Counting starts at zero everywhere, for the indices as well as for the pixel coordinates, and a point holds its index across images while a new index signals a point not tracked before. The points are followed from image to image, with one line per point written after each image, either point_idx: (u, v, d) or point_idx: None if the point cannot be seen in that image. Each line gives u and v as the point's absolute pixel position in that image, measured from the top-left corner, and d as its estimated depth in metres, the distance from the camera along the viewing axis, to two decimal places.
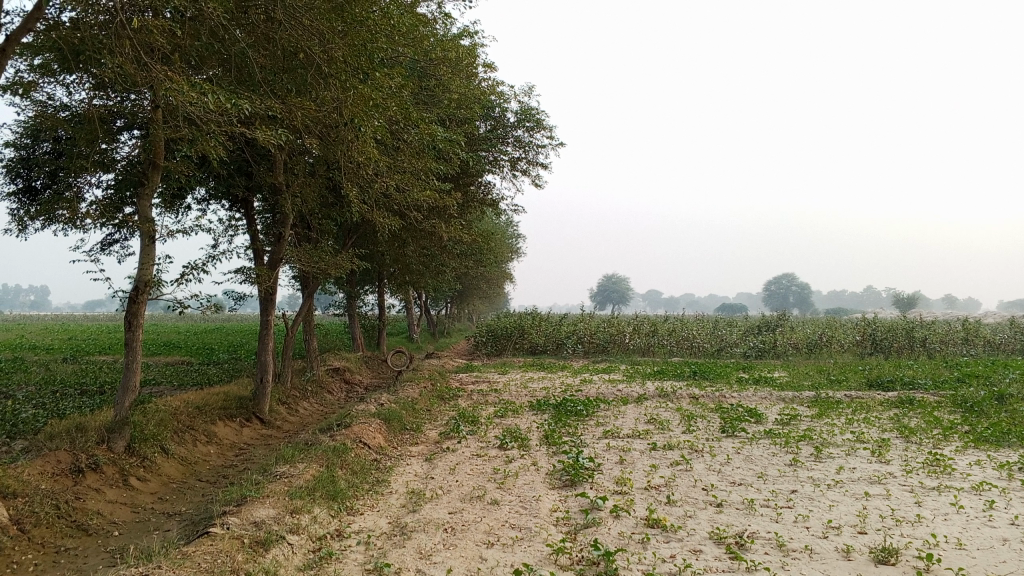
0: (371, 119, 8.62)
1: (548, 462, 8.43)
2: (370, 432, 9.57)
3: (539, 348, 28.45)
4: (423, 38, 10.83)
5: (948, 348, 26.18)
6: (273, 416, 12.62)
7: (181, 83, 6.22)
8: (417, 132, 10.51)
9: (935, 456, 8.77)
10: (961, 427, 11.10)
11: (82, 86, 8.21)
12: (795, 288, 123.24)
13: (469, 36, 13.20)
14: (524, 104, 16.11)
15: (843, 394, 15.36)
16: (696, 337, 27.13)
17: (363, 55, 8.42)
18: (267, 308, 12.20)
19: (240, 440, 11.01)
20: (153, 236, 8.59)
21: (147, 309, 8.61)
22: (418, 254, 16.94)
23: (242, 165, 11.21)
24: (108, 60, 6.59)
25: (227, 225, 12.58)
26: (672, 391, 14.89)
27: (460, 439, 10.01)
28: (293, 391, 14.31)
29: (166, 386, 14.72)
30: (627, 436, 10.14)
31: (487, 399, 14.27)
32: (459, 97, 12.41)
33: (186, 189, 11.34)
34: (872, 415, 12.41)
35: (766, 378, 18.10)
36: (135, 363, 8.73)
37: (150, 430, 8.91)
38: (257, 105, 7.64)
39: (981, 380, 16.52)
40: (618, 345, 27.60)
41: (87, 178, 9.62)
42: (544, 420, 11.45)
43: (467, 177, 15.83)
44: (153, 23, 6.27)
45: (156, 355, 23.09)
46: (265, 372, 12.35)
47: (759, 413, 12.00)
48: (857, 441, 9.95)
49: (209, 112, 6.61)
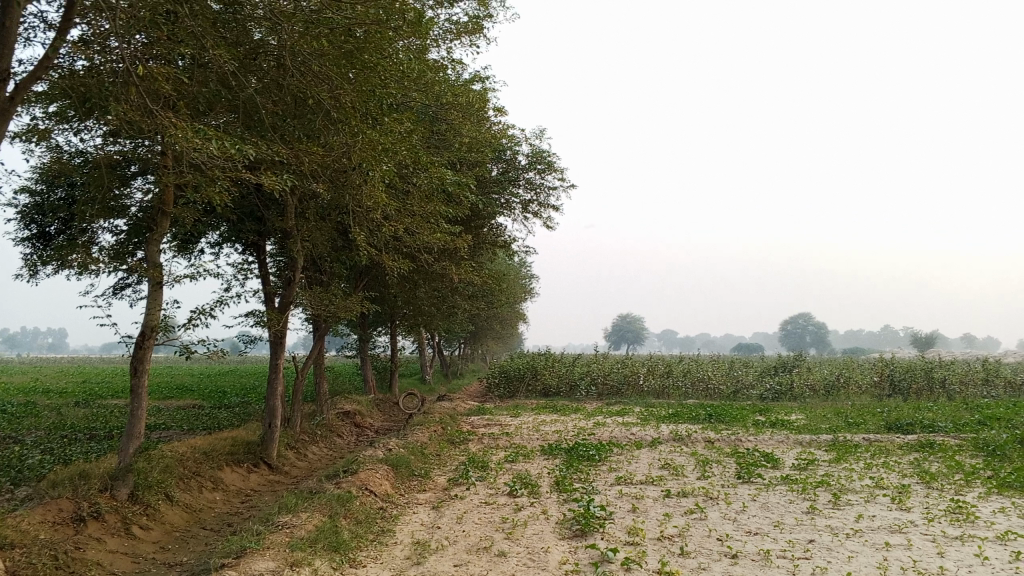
0: (380, 164, 8.62)
1: (559, 511, 8.24)
2: (377, 478, 9.42)
3: (552, 390, 28.19)
4: (433, 83, 10.90)
5: (968, 389, 25.75)
6: (281, 461, 12.47)
7: (187, 130, 6.23)
8: (426, 176, 10.51)
9: (957, 503, 8.51)
10: (984, 472, 10.80)
11: (97, 134, 8.23)
12: (811, 327, 122.31)
13: (479, 81, 13.30)
14: (535, 147, 16.16)
15: (861, 437, 15.04)
16: (711, 378, 26.82)
17: (371, 101, 8.45)
18: (276, 352, 12.13)
19: (247, 486, 10.87)
20: (159, 281, 8.56)
21: (153, 355, 8.56)
22: (430, 296, 16.88)
23: (253, 210, 11.24)
24: (116, 108, 6.62)
25: (239, 269, 12.58)
26: (687, 435, 14.63)
27: (469, 485, 9.83)
28: (302, 435, 14.17)
29: (175, 430, 14.62)
30: (640, 483, 9.92)
31: (497, 443, 14.07)
32: (470, 141, 12.45)
33: (198, 233, 11.35)
34: (891, 459, 12.12)
35: (783, 421, 17.79)
36: (141, 410, 8.65)
37: (154, 477, 8.79)
38: (264, 151, 7.65)
39: (1003, 423, 16.16)
40: (633, 386, 27.32)
41: (99, 223, 9.64)
42: (556, 465, 11.25)
43: (479, 219, 15.83)
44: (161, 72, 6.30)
45: (168, 398, 23.00)
46: (274, 416, 12.24)
47: (776, 457, 11.73)
48: (877, 488, 9.68)
49: (216, 160, 6.61)
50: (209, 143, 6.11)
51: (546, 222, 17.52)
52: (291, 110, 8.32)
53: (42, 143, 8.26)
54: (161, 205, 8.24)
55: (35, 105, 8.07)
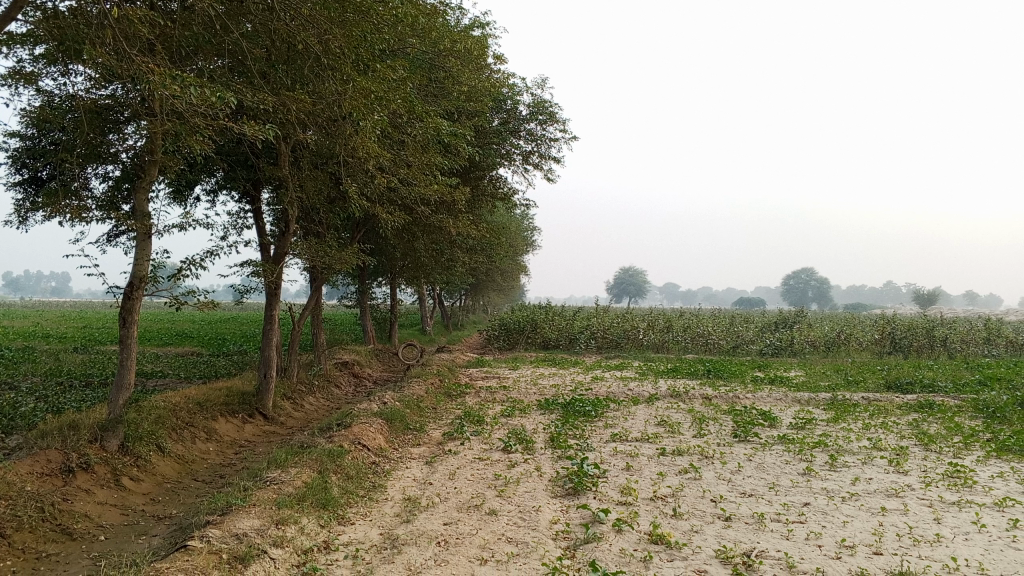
0: (373, 112, 8.34)
1: (552, 468, 8.15)
2: (370, 433, 9.33)
3: (551, 343, 28.16)
4: (431, 29, 10.57)
5: (970, 347, 25.63)
6: (276, 412, 12.41)
7: (167, 74, 5.97)
8: (422, 125, 10.23)
9: (955, 467, 8.41)
10: (983, 434, 10.71)
11: (86, 78, 7.91)
12: (814, 282, 121.98)
13: (479, 27, 12.91)
14: (537, 97, 15.83)
15: (860, 396, 14.96)
16: (711, 334, 26.64)
17: (364, 46, 8.15)
18: (271, 303, 11.96)
19: (241, 437, 10.80)
20: (148, 229, 8.36)
21: (142, 305, 8.41)
22: (428, 248, 16.69)
23: (246, 158, 10.98)
24: (94, 51, 6.35)
25: (235, 218, 12.36)
26: (684, 391, 14.56)
27: (463, 440, 9.76)
28: (298, 385, 14.10)
29: (172, 379, 14.58)
30: (635, 440, 9.83)
31: (494, 397, 14.02)
32: (469, 89, 12.13)
33: (192, 180, 11.12)
34: (889, 419, 12.03)
35: (781, 377, 17.73)
36: (131, 361, 8.53)
37: (145, 428, 8.70)
38: (250, 98, 7.39)
39: (1003, 383, 16.04)
40: (632, 340, 27.21)
41: (89, 170, 9.37)
42: (552, 420, 11.17)
43: (479, 170, 15.56)
44: (138, 12, 6.03)
45: (167, 345, 22.94)
46: (269, 367, 12.14)
47: (773, 416, 11.62)
48: (874, 449, 9.60)
49: (200, 108, 6.37)
50: (190, 88, 5.86)
51: (546, 174, 17.27)
52: (279, 51, 8.03)
53: (28, 86, 7.94)
54: (148, 153, 8.02)
55: (20, 46, 7.73)
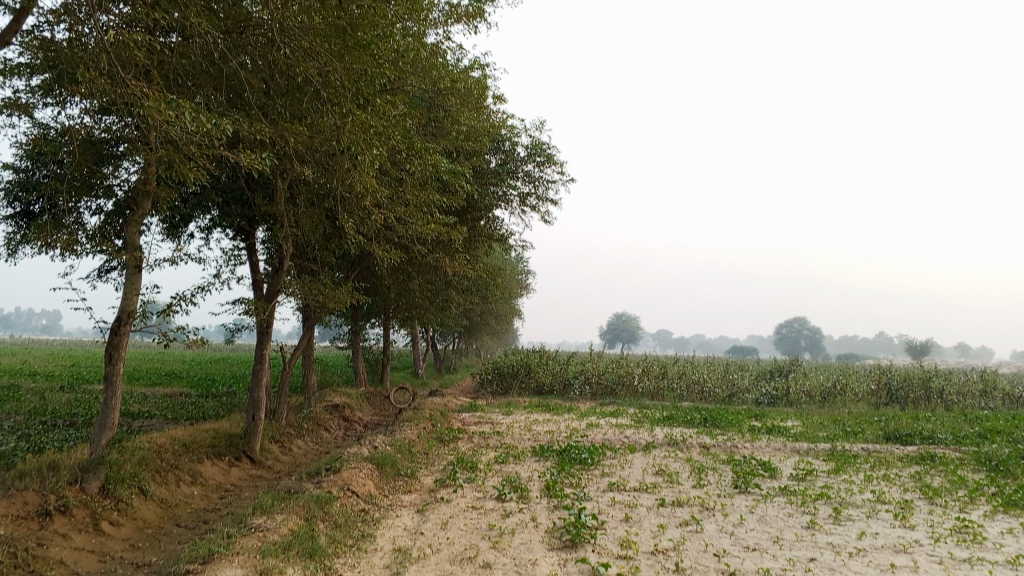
0: (371, 148, 8.25)
1: (548, 518, 7.88)
2: (360, 478, 9.06)
3: (545, 388, 27.89)
4: (431, 68, 10.55)
5: (966, 400, 25.40)
6: (264, 455, 12.08)
7: (158, 101, 5.82)
8: (420, 163, 10.15)
9: (963, 523, 8.17)
10: (988, 488, 10.48)
11: (81, 110, 7.79)
12: (807, 332, 122.20)
13: (479, 68, 12.93)
14: (535, 139, 15.82)
15: (860, 447, 14.70)
16: (707, 381, 26.43)
17: (364, 82, 8.09)
18: (263, 342, 11.71)
19: (227, 481, 10.50)
20: (138, 264, 8.17)
21: (129, 342, 8.17)
22: (423, 288, 16.54)
23: (241, 194, 10.87)
24: (86, 79, 6.22)
25: (229, 255, 12.21)
26: (682, 439, 14.32)
27: (457, 487, 9.47)
28: (287, 428, 13.78)
29: (159, 420, 14.26)
30: (633, 490, 9.56)
31: (488, 443, 13.73)
32: (467, 129, 12.11)
33: (186, 216, 10.98)
34: (891, 471, 11.79)
35: (778, 427, 17.46)
36: (116, 400, 8.28)
37: (128, 470, 8.41)
38: (247, 131, 7.26)
39: (1003, 436, 15.81)
40: (627, 387, 26.94)
41: (81, 203, 9.21)
42: (547, 468, 10.89)
43: (476, 211, 15.49)
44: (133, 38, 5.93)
45: (155, 384, 22.57)
46: (258, 409, 11.85)
47: (773, 466, 11.38)
48: (878, 502, 9.36)
49: (195, 138, 6.25)
50: (185, 116, 5.72)
51: (543, 216, 17.21)
52: (277, 83, 7.98)
53: (22, 117, 7.81)
54: (141, 186, 7.86)
55: (15, 77, 7.60)
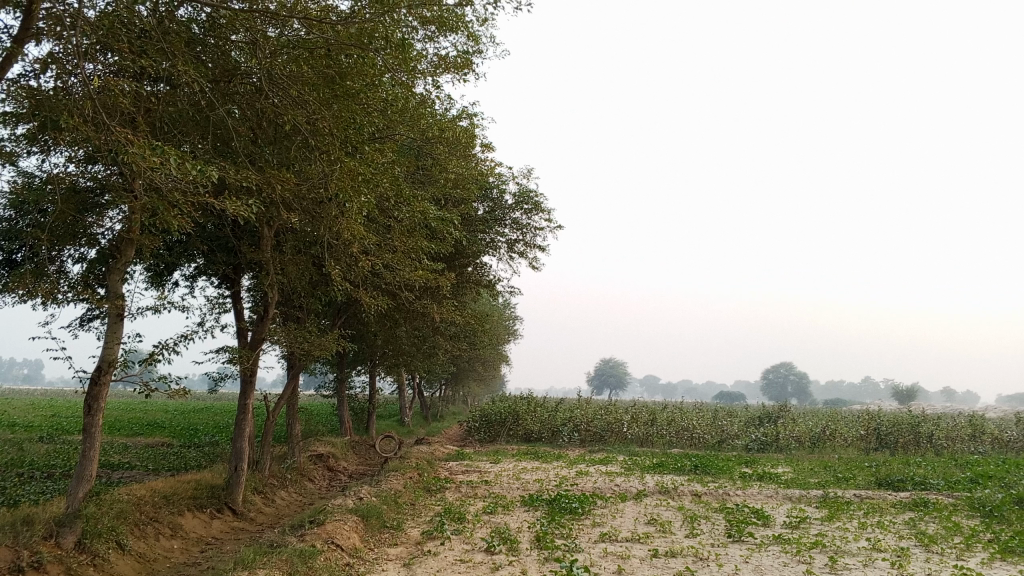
0: (358, 195, 8.20)
1: (539, 571, 7.66)
2: (344, 530, 8.83)
3: (533, 436, 27.60)
4: (420, 116, 10.58)
5: (956, 445, 25.27)
6: (246, 507, 11.79)
7: (142, 147, 5.73)
8: (408, 210, 10.12)
9: (962, 571, 8.02)
10: (984, 535, 10.33)
11: (67, 158, 7.72)
12: (793, 377, 122.26)
13: (467, 117, 13.00)
14: (522, 186, 15.87)
15: (852, 494, 14.52)
16: (696, 428, 26.23)
17: (352, 130, 8.07)
18: (246, 391, 11.50)
19: (208, 534, 10.22)
20: (120, 311, 8.04)
21: (109, 392, 7.99)
22: (410, 335, 16.40)
23: (226, 241, 10.78)
24: (69, 125, 6.15)
25: (213, 303, 12.07)
26: (673, 487, 14.11)
27: (444, 539, 9.24)
28: (270, 479, 13.49)
29: (139, 471, 13.94)
30: (625, 540, 9.36)
31: (476, 492, 13.49)
32: (456, 177, 12.13)
33: (170, 264, 10.88)
34: (885, 518, 11.63)
35: (769, 474, 17.26)
36: (94, 451, 8.06)
37: (106, 523, 8.16)
38: (233, 178, 7.19)
39: (995, 481, 15.67)
40: (616, 434, 26.68)
41: (65, 251, 9.09)
42: (537, 519, 10.65)
43: (463, 258, 15.44)
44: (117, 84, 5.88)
45: (136, 434, 22.14)
46: (240, 460, 11.60)
47: (766, 514, 11.20)
48: (874, 550, 9.20)
49: (178, 184, 6.17)
50: (169, 161, 5.65)
51: (531, 263, 17.19)
52: (264, 129, 7.98)
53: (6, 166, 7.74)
54: (125, 234, 7.76)
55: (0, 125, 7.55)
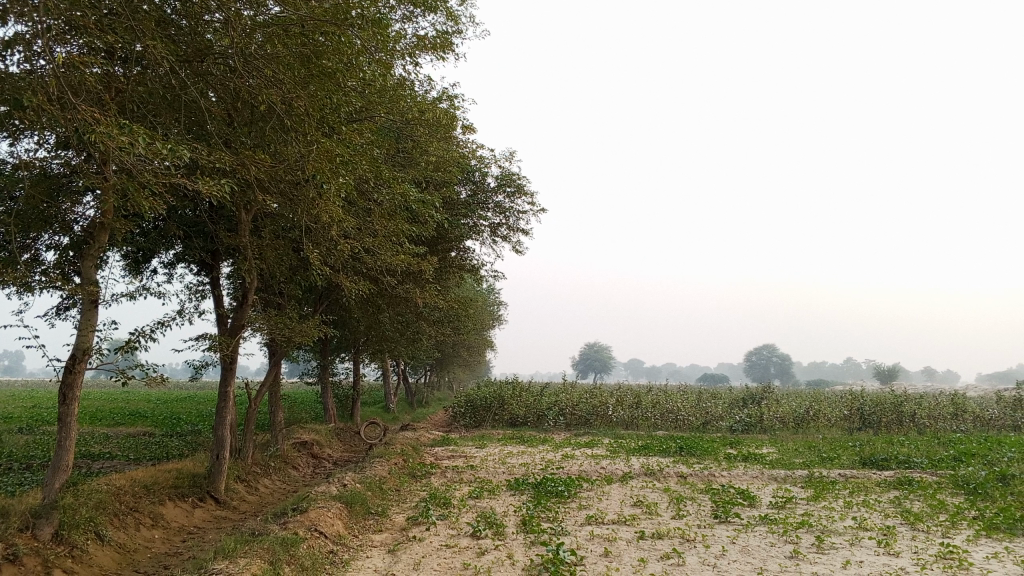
0: (336, 177, 8.03)
1: (526, 555, 7.59)
2: (327, 518, 8.72)
3: (519, 420, 27.55)
4: (400, 98, 10.42)
5: (939, 423, 25.44)
6: (229, 496, 11.65)
7: (109, 125, 5.52)
8: (388, 192, 9.97)
9: (948, 548, 8.02)
10: (968, 512, 10.36)
11: (36, 144, 7.49)
12: (776, 359, 123.13)
13: (448, 99, 12.82)
14: (504, 170, 15.73)
15: (837, 473, 14.56)
16: (681, 410, 26.30)
17: (329, 109, 7.89)
18: (226, 378, 11.33)
19: (190, 523, 10.08)
20: (94, 298, 7.84)
21: (84, 380, 7.81)
22: (393, 320, 16.27)
23: (203, 226, 10.58)
24: (32, 104, 5.92)
25: (192, 290, 11.87)
26: (659, 469, 14.07)
27: (430, 525, 9.15)
28: (253, 467, 13.35)
29: (120, 461, 13.76)
30: (612, 523, 9.30)
31: (461, 477, 13.40)
32: (437, 159, 11.97)
33: (146, 250, 10.68)
34: (870, 497, 11.65)
35: (754, 454, 17.28)
36: (69, 441, 7.89)
37: (84, 514, 7.98)
38: (206, 159, 7.00)
39: (978, 459, 15.76)
40: (602, 417, 26.69)
41: (35, 239, 8.84)
42: (523, 502, 10.58)
43: (446, 242, 15.28)
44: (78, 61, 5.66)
45: (117, 425, 21.92)
46: (221, 448, 11.45)
47: (751, 495, 11.20)
48: (861, 529, 9.19)
49: (149, 164, 5.99)
50: (137, 142, 5.47)
51: (514, 246, 17.07)
52: (238, 110, 7.79)
53: None
54: (99, 219, 7.55)
55: None
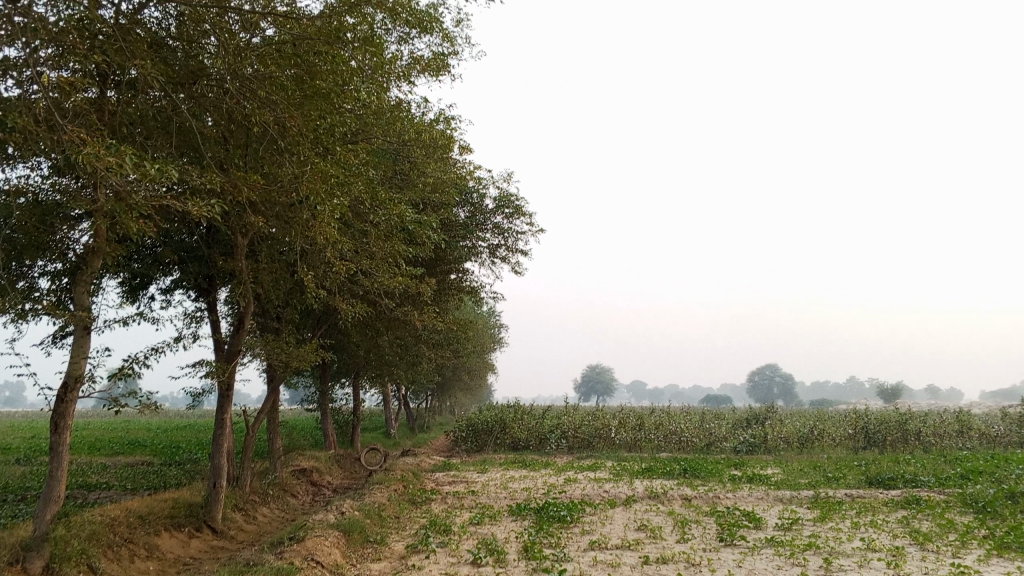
0: (331, 198, 7.96)
1: None
2: (325, 547, 8.57)
3: (521, 444, 27.33)
4: (396, 119, 10.38)
5: (944, 441, 25.20)
6: (226, 525, 11.48)
7: (96, 146, 5.45)
8: (385, 213, 9.89)
9: (959, 569, 7.84)
10: (978, 531, 10.17)
11: (28, 170, 7.40)
12: (779, 380, 122.73)
13: (444, 121, 12.79)
14: (502, 191, 15.68)
15: (843, 493, 14.37)
16: (684, 431, 26.10)
17: (323, 129, 7.84)
18: (223, 404, 11.19)
19: (186, 553, 9.91)
20: (87, 325, 7.75)
21: (76, 409, 7.69)
22: (392, 343, 16.15)
23: (199, 251, 10.51)
24: (20, 127, 5.85)
25: (189, 316, 11.78)
26: (663, 492, 13.87)
27: (429, 553, 8.98)
28: (251, 495, 13.18)
29: (116, 491, 13.59)
30: (616, 548, 9.13)
31: (462, 503, 13.23)
32: (434, 181, 11.91)
33: (142, 276, 10.60)
34: (878, 517, 11.47)
35: (759, 476, 17.09)
36: (61, 471, 7.76)
37: (76, 546, 7.83)
38: (198, 181, 6.92)
39: (986, 477, 15.55)
40: (604, 439, 26.48)
41: (27, 266, 8.73)
42: (524, 528, 10.40)
43: (445, 264, 15.20)
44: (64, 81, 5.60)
45: (116, 454, 21.72)
46: (219, 476, 11.29)
47: (757, 517, 11.04)
48: (869, 550, 9.02)
49: (139, 187, 5.93)
50: (125, 164, 5.40)
51: (513, 268, 16.98)
52: (232, 132, 7.74)
53: None
54: (93, 245, 7.46)
55: None
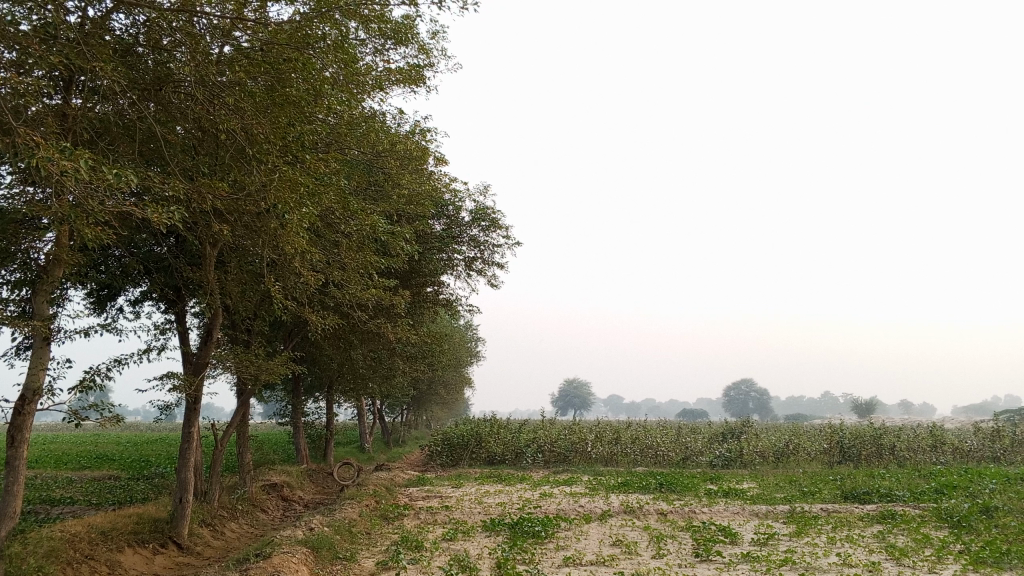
0: (300, 207, 7.78)
1: None
2: (292, 563, 8.34)
3: (497, 458, 27.11)
4: (370, 130, 10.24)
5: (919, 455, 25.28)
6: (192, 541, 11.17)
7: (52, 149, 5.25)
8: (357, 224, 9.72)
9: None
10: (954, 546, 10.13)
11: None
12: (755, 394, 123.30)
13: (420, 132, 12.67)
14: (479, 203, 15.57)
15: (819, 508, 14.31)
16: (660, 445, 26.03)
17: (293, 137, 7.67)
18: (190, 417, 10.91)
19: (149, 570, 9.62)
20: (46, 335, 7.50)
21: (34, 422, 7.44)
22: (366, 356, 15.94)
23: (167, 261, 10.29)
24: None
25: (156, 328, 11.52)
26: (639, 506, 13.74)
27: (400, 569, 8.77)
28: (219, 510, 12.88)
29: (80, 506, 13.24)
30: (590, 564, 8.96)
31: (435, 519, 13.01)
32: (409, 192, 11.76)
33: (109, 286, 10.36)
34: (854, 532, 11.40)
35: (735, 490, 17.01)
36: (18, 486, 7.50)
37: (32, 563, 7.55)
38: (161, 188, 6.72)
39: (961, 491, 15.56)
40: (581, 453, 26.32)
41: None
42: (497, 544, 10.21)
43: (420, 276, 15.05)
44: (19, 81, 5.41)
45: (83, 468, 21.26)
46: (185, 491, 11.00)
47: (733, 532, 10.94)
48: (845, 566, 8.92)
49: (98, 192, 5.73)
50: (82, 167, 5.21)
51: (490, 280, 16.85)
52: (200, 140, 7.57)
53: None
54: (53, 254, 7.23)
55: None
